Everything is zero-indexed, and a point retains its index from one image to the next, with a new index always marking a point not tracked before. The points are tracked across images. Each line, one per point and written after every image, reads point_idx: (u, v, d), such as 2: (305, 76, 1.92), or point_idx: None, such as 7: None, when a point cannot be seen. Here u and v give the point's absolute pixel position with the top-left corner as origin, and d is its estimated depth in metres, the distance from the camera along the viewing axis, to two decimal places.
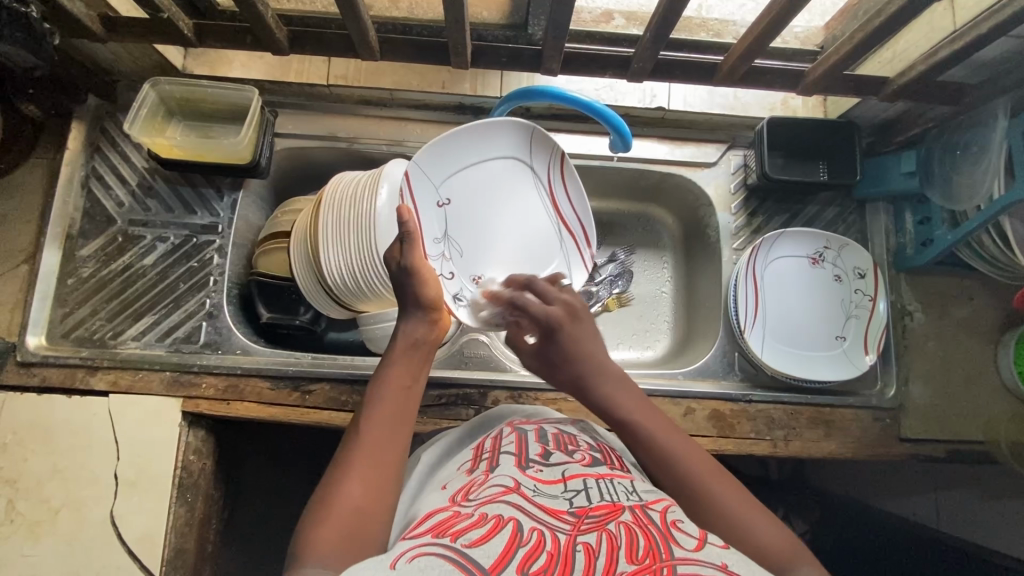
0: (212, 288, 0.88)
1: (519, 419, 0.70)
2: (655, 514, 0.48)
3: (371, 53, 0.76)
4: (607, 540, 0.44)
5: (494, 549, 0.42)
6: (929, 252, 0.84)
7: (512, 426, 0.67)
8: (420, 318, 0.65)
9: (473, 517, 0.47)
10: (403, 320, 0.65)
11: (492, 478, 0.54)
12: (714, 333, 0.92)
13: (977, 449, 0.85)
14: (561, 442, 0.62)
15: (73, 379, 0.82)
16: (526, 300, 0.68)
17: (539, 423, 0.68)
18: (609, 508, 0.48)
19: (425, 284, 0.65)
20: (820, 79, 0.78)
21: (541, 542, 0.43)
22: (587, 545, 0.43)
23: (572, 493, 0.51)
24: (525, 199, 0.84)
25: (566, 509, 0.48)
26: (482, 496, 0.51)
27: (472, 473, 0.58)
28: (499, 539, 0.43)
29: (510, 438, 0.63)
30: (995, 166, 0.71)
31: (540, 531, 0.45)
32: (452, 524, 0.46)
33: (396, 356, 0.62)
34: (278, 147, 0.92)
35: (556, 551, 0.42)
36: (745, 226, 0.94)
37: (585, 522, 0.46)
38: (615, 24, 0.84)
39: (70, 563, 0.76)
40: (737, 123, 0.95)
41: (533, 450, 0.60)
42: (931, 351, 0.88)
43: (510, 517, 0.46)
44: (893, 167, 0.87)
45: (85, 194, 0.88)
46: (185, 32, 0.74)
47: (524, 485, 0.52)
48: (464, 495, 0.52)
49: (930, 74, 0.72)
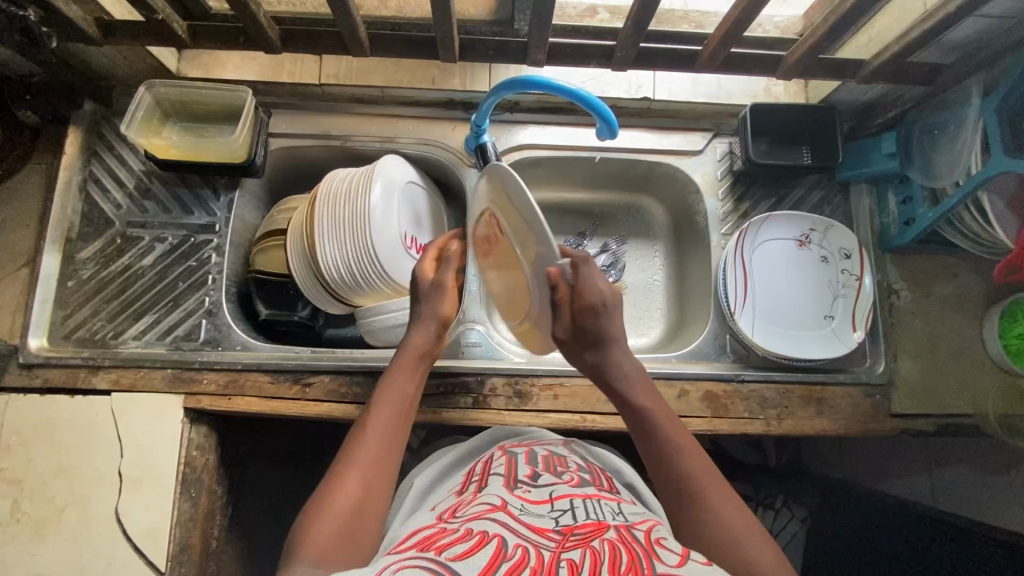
0: (211, 286, 0.89)
1: (510, 443, 0.72)
2: (639, 534, 0.50)
3: (360, 48, 0.78)
4: (590, 555, 0.45)
5: (477, 562, 0.43)
6: (911, 231, 0.86)
7: (503, 449, 0.69)
8: (427, 324, 0.71)
9: (459, 533, 0.48)
10: (413, 327, 0.71)
11: (480, 497, 0.56)
12: (707, 316, 0.94)
13: (965, 422, 0.87)
14: (551, 463, 0.64)
15: (75, 379, 0.83)
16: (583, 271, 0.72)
17: (530, 446, 0.70)
18: (594, 526, 0.50)
19: (441, 302, 0.72)
20: (798, 63, 0.80)
21: (524, 557, 0.44)
22: (571, 561, 0.44)
23: (558, 513, 0.53)
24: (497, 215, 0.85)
25: (551, 528, 0.50)
26: (468, 514, 0.52)
27: (461, 493, 0.59)
28: (484, 554, 0.45)
29: (500, 461, 0.65)
30: (972, 143, 0.73)
31: (524, 548, 0.46)
32: (438, 539, 0.48)
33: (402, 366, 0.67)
34: (272, 146, 0.93)
35: (540, 565, 0.44)
36: (733, 212, 0.96)
37: (570, 540, 0.48)
38: (600, 18, 0.86)
39: (76, 560, 0.77)
40: (722, 111, 0.97)
41: (522, 471, 0.61)
42: (918, 327, 0.90)
43: (496, 533, 0.48)
44: (873, 150, 0.89)
45: (83, 197, 0.90)
46: (179, 34, 0.76)
47: (511, 504, 0.54)
48: (451, 513, 0.54)
49: (902, 54, 0.74)
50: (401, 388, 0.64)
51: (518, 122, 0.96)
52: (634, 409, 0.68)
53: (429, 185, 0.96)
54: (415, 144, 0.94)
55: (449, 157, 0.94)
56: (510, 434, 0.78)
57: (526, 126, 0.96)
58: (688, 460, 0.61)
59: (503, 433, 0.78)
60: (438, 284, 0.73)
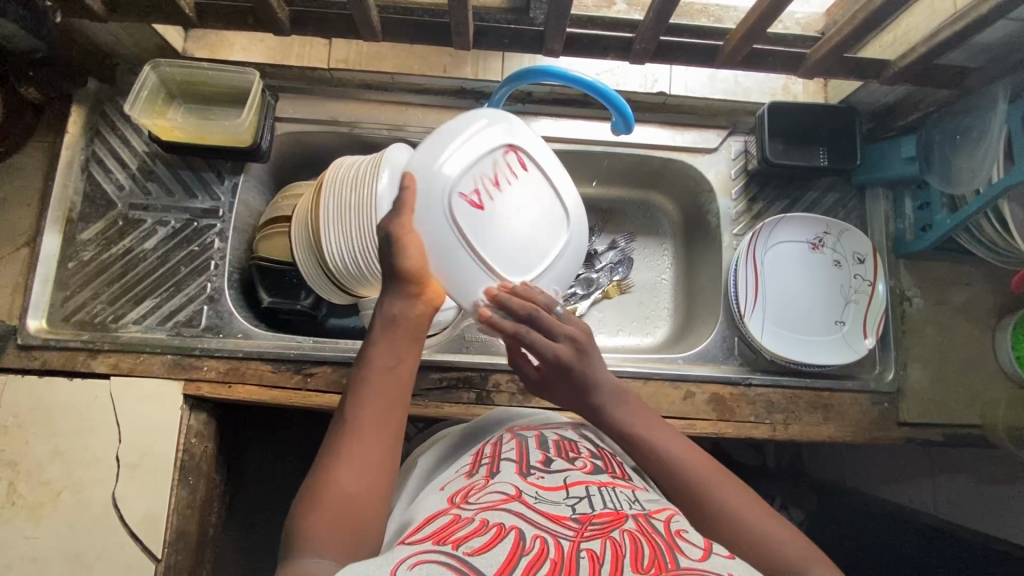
0: (213, 272, 0.88)
1: (518, 425, 0.70)
2: (659, 523, 0.49)
3: (372, 33, 0.76)
4: (611, 548, 0.44)
5: (496, 557, 0.42)
6: (928, 237, 0.85)
7: (512, 432, 0.68)
8: (403, 290, 0.60)
9: (473, 525, 0.47)
10: (388, 293, 0.61)
11: (493, 484, 0.54)
12: (714, 318, 0.93)
13: (974, 434, 0.86)
14: (562, 448, 0.63)
15: (73, 362, 0.82)
16: (530, 333, 0.61)
17: (538, 430, 0.68)
18: (612, 516, 0.49)
19: (404, 257, 0.60)
20: (821, 61, 0.78)
21: (544, 550, 0.43)
22: (591, 552, 0.43)
23: (574, 499, 0.52)
24: (484, 217, 0.66)
25: (568, 515, 0.49)
26: (482, 502, 0.51)
27: (471, 476, 0.58)
28: (501, 548, 0.43)
29: (510, 445, 0.64)
30: (994, 151, 0.71)
31: (543, 539, 0.45)
32: (453, 531, 0.46)
33: (384, 334, 0.58)
34: (280, 131, 0.91)
35: (559, 558, 0.42)
36: (745, 212, 0.94)
37: (589, 530, 0.46)
38: (617, 8, 0.80)
39: (72, 544, 0.76)
40: (738, 109, 0.95)
41: (534, 457, 0.60)
42: (930, 336, 0.89)
43: (513, 525, 0.46)
44: (892, 152, 0.87)
45: (85, 177, 0.88)
46: (186, 12, 0.74)
47: (525, 492, 0.53)
48: (464, 498, 0.53)
49: (929, 56, 0.72)
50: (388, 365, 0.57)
51: (529, 114, 0.94)
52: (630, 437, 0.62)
53: None
54: (424, 134, 0.92)
55: None
56: (518, 414, 0.76)
57: (538, 118, 0.94)
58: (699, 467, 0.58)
59: (511, 414, 0.76)
60: (399, 234, 0.60)
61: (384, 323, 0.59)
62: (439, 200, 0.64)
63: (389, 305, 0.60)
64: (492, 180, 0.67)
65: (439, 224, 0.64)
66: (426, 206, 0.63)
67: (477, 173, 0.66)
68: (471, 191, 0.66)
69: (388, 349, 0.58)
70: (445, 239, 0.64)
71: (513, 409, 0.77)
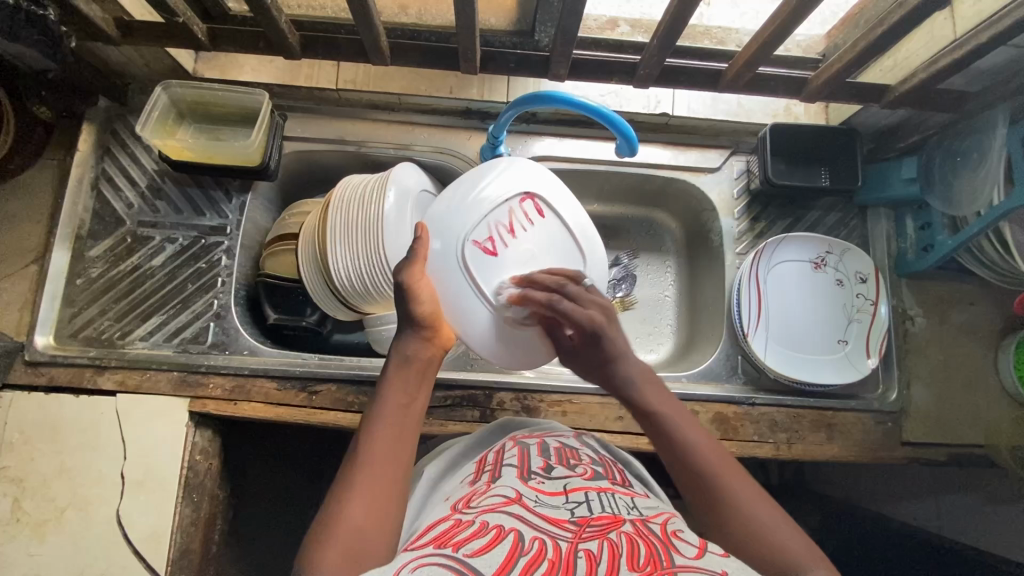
0: (220, 289, 0.89)
1: (522, 432, 0.70)
2: (656, 526, 0.49)
3: (381, 57, 0.77)
4: (607, 548, 0.44)
5: (496, 558, 0.42)
6: (929, 257, 0.85)
7: (515, 440, 0.67)
8: (413, 335, 0.64)
9: (473, 527, 0.47)
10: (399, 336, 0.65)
11: (494, 488, 0.55)
12: (717, 336, 0.93)
13: (977, 453, 0.86)
14: (563, 456, 0.63)
15: (80, 378, 0.82)
16: (562, 303, 0.67)
17: (541, 437, 0.68)
18: (609, 519, 0.49)
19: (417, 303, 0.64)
20: (822, 86, 0.79)
21: (542, 550, 0.44)
22: (588, 552, 0.43)
23: (573, 504, 0.52)
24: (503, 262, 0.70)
25: (567, 519, 0.49)
26: (483, 505, 0.51)
27: (474, 484, 0.58)
28: (501, 548, 0.44)
29: (513, 452, 0.63)
30: (995, 175, 0.72)
31: (541, 540, 0.45)
32: (454, 534, 0.47)
33: (398, 378, 0.62)
34: (288, 150, 0.93)
35: (557, 558, 0.43)
36: (748, 231, 0.95)
37: (587, 531, 0.47)
38: (620, 31, 0.86)
39: (75, 561, 0.76)
40: (740, 130, 0.96)
41: (535, 464, 0.60)
42: (932, 355, 0.89)
43: (512, 527, 0.47)
44: (894, 173, 0.88)
45: (95, 194, 0.89)
46: (199, 37, 0.76)
47: (526, 496, 0.53)
48: (466, 504, 0.53)
49: (930, 81, 0.73)
50: (399, 406, 0.59)
51: (534, 134, 0.95)
52: (647, 412, 0.63)
53: (442, 193, 0.95)
54: (430, 153, 0.93)
55: (464, 167, 0.94)
56: (524, 422, 0.76)
57: (543, 138, 0.95)
58: (712, 455, 0.57)
59: (516, 422, 0.76)
60: (411, 281, 0.65)
61: (396, 366, 0.63)
62: (451, 253, 0.68)
63: (400, 350, 0.64)
64: (507, 229, 0.71)
65: (453, 275, 0.68)
66: (437, 260, 0.68)
67: (490, 222, 0.70)
68: (485, 237, 0.70)
69: (400, 391, 0.61)
70: (460, 290, 0.68)
71: (519, 419, 0.77)
